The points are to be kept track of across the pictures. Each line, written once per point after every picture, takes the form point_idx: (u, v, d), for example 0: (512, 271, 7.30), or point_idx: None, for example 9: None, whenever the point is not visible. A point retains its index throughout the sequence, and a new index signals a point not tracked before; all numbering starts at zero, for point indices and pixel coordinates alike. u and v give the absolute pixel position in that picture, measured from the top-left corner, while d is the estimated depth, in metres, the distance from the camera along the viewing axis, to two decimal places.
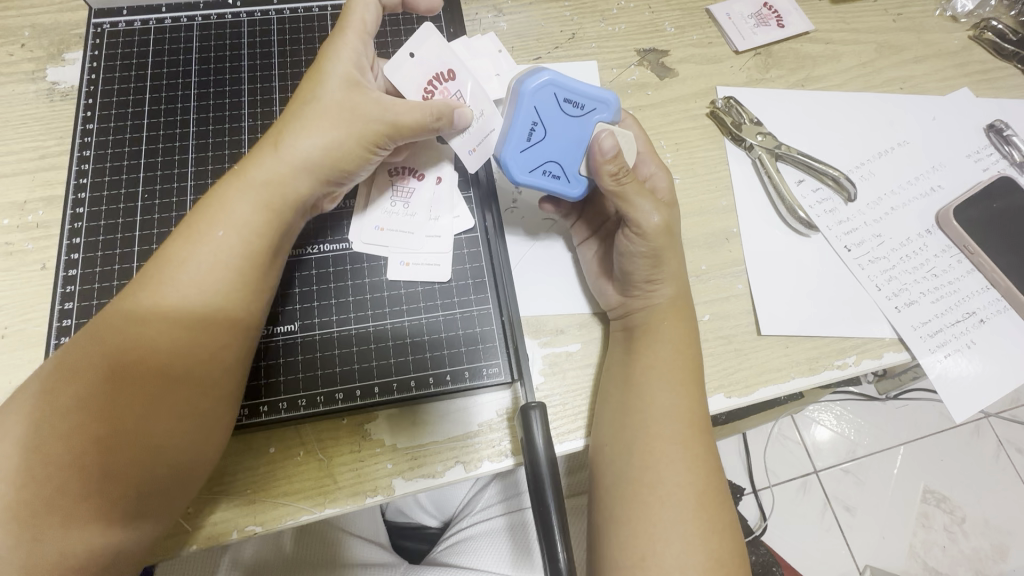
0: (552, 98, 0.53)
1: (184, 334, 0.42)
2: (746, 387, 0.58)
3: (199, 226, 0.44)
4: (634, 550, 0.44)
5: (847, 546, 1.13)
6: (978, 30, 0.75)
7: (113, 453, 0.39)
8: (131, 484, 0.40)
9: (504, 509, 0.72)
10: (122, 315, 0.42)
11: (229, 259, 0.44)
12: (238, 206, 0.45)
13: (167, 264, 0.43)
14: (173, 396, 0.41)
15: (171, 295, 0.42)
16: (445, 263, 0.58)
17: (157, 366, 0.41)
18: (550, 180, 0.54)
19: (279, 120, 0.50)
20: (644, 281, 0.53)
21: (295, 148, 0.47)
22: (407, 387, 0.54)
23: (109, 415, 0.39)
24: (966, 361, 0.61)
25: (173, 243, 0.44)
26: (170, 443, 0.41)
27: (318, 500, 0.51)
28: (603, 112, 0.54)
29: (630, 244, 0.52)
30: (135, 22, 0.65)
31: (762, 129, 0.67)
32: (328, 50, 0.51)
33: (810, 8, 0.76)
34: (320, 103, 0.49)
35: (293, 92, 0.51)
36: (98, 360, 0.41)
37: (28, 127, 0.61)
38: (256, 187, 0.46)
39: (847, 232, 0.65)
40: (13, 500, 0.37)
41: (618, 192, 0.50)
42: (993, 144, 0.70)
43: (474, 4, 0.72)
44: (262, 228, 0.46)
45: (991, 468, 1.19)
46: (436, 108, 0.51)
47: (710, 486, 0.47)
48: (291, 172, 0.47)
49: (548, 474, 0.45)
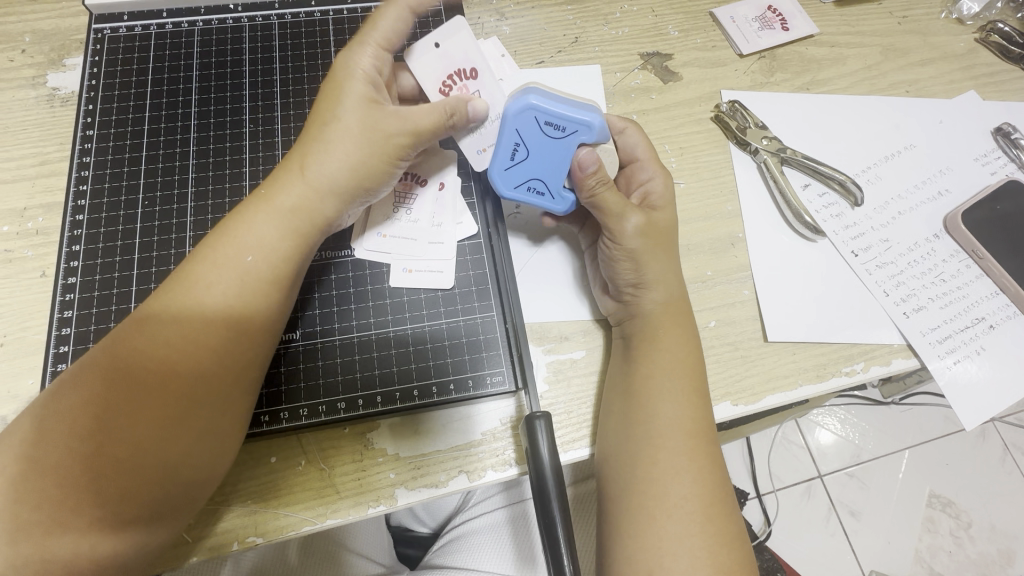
0: (534, 122, 0.52)
1: (209, 355, 0.41)
2: (753, 395, 0.57)
3: (225, 248, 0.44)
4: (640, 562, 0.44)
5: (853, 552, 1.11)
6: (984, 32, 0.75)
7: (133, 475, 0.38)
8: (148, 503, 0.39)
9: (504, 501, 0.71)
10: (142, 333, 0.41)
11: (256, 282, 0.44)
12: (264, 230, 0.45)
13: (191, 283, 0.43)
14: (195, 418, 0.41)
15: (196, 315, 0.42)
16: (448, 269, 0.57)
17: (179, 387, 0.40)
18: (534, 196, 0.55)
19: (301, 139, 0.49)
20: (630, 285, 0.53)
21: (320, 167, 0.47)
22: (410, 396, 0.53)
23: (129, 436, 0.39)
24: (975, 368, 0.60)
25: (197, 262, 0.44)
26: (190, 463, 0.41)
27: (320, 511, 0.50)
28: (585, 134, 0.52)
29: (609, 253, 0.53)
30: (136, 27, 0.65)
31: (767, 133, 0.67)
32: (350, 68, 0.50)
33: (814, 11, 0.75)
34: (344, 121, 0.48)
35: (313, 111, 0.50)
36: (115, 379, 0.40)
37: (29, 133, 0.61)
38: (284, 210, 0.46)
39: (854, 237, 0.64)
40: (26, 518, 0.37)
41: (593, 204, 0.51)
42: (1000, 147, 0.69)
43: (477, 8, 0.71)
44: (287, 248, 0.46)
45: (997, 472, 1.18)
46: (450, 105, 0.50)
47: (716, 497, 0.46)
48: (317, 195, 0.47)
49: (554, 485, 0.44)
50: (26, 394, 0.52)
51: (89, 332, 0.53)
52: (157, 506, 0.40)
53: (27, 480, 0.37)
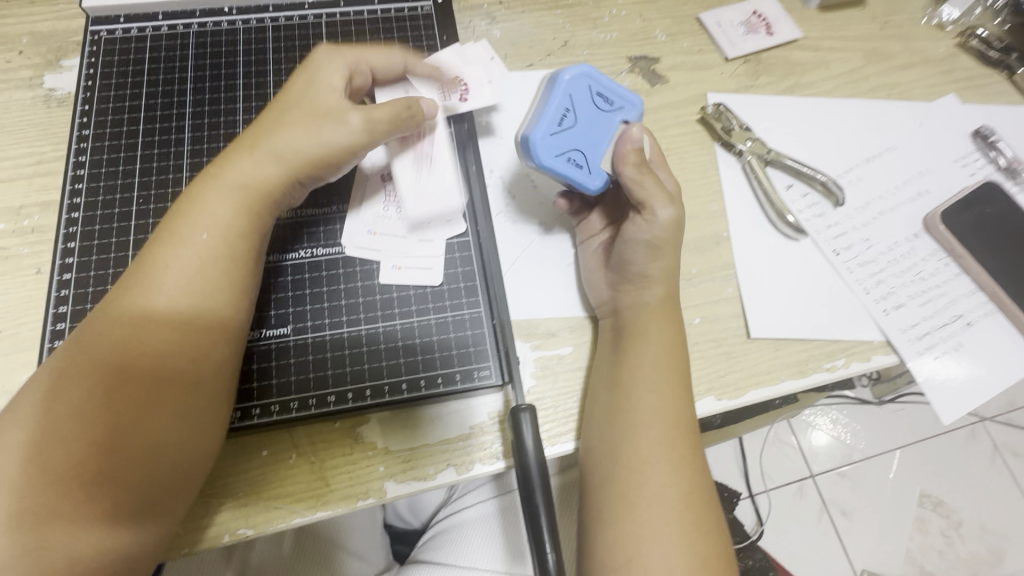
0: (586, 90, 0.55)
1: (170, 328, 0.43)
2: (737, 390, 0.58)
3: (183, 229, 0.46)
4: (623, 550, 0.45)
5: (843, 549, 1.13)
6: (965, 37, 0.77)
7: (106, 452, 0.39)
8: (126, 483, 0.40)
9: (497, 491, 0.71)
10: (107, 320, 0.43)
11: (214, 258, 0.46)
12: (218, 209, 0.47)
13: (151, 267, 0.45)
14: (161, 391, 0.42)
15: (158, 295, 0.44)
16: (437, 266, 0.58)
17: (143, 362, 0.42)
18: (573, 168, 0.54)
19: (256, 125, 0.52)
20: (639, 273, 0.54)
21: (274, 149, 0.49)
22: (398, 390, 0.54)
23: (99, 413, 0.40)
24: (954, 364, 0.61)
25: (156, 248, 0.46)
26: (162, 440, 0.41)
27: (311, 503, 0.51)
28: (629, 111, 0.56)
29: (639, 231, 0.54)
30: (132, 29, 0.66)
31: (751, 135, 0.68)
32: (312, 66, 0.54)
33: (798, 16, 0.77)
34: (296, 106, 0.51)
35: (271, 102, 0.53)
36: (87, 363, 0.41)
37: (25, 132, 0.62)
38: (239, 190, 0.48)
39: (835, 236, 0.65)
40: (17, 508, 0.37)
41: (639, 178, 0.53)
42: (979, 149, 0.71)
43: (468, 11, 0.73)
44: (242, 224, 0.48)
45: (987, 472, 1.19)
46: (408, 105, 0.52)
47: (697, 488, 0.47)
48: (270, 172, 0.49)
49: (537, 476, 0.45)
50: (20, 389, 0.52)
51: None
52: (139, 488, 0.40)
53: (14, 469, 0.38)
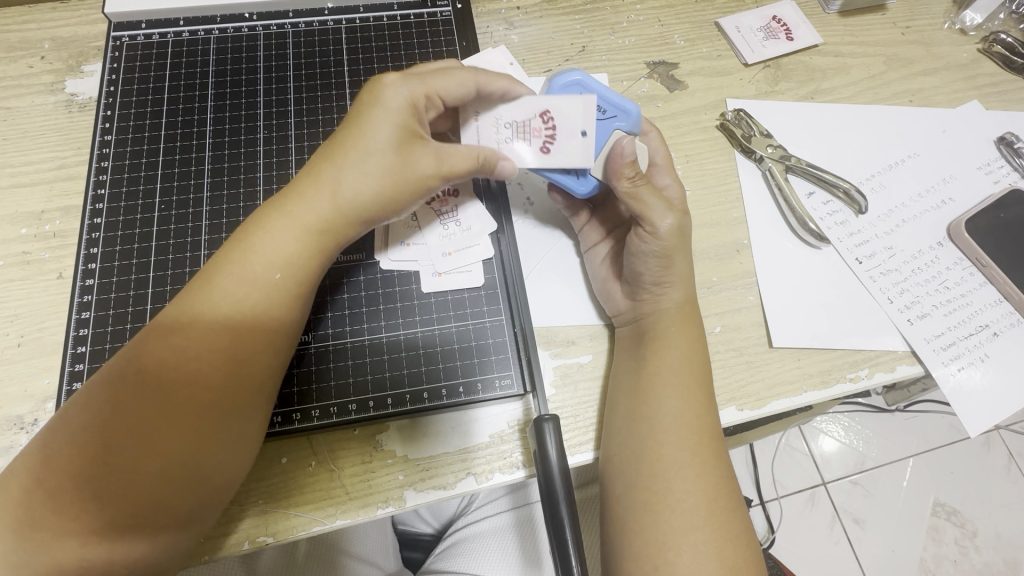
0: (578, 98, 0.55)
1: (235, 367, 0.42)
2: (758, 400, 0.58)
3: (251, 264, 0.44)
4: (646, 562, 0.44)
5: (856, 559, 1.11)
6: (987, 43, 0.76)
7: (167, 484, 0.39)
8: (178, 510, 0.40)
9: (510, 504, 0.71)
10: (168, 345, 0.42)
11: (280, 295, 0.45)
12: (285, 243, 0.45)
13: (219, 301, 0.43)
14: (224, 429, 0.42)
15: (222, 333, 0.42)
16: (477, 266, 0.58)
17: (205, 400, 0.41)
18: (560, 173, 0.55)
19: (325, 152, 0.48)
20: (653, 283, 0.53)
21: (345, 192, 0.46)
22: (419, 399, 0.54)
23: (158, 447, 0.39)
24: (979, 374, 0.60)
25: (221, 275, 0.44)
26: (214, 471, 0.42)
27: (330, 511, 0.50)
28: (623, 121, 0.55)
29: (642, 244, 0.52)
30: (153, 35, 0.66)
31: (772, 141, 0.67)
32: (391, 94, 0.48)
33: (819, 22, 0.76)
34: (379, 150, 0.47)
35: (346, 127, 0.48)
36: (141, 386, 0.41)
37: (46, 137, 0.62)
38: (309, 225, 0.46)
39: (858, 245, 0.64)
40: (68, 528, 0.38)
41: (631, 194, 0.51)
42: (1003, 156, 0.70)
43: (487, 17, 0.72)
44: (311, 265, 0.47)
45: (1003, 481, 1.17)
46: (483, 153, 0.51)
47: (723, 499, 0.46)
48: (340, 211, 0.47)
49: (563, 488, 0.44)
50: (41, 393, 0.52)
51: (106, 334, 0.54)
52: (187, 513, 0.41)
53: (65, 488, 0.38)
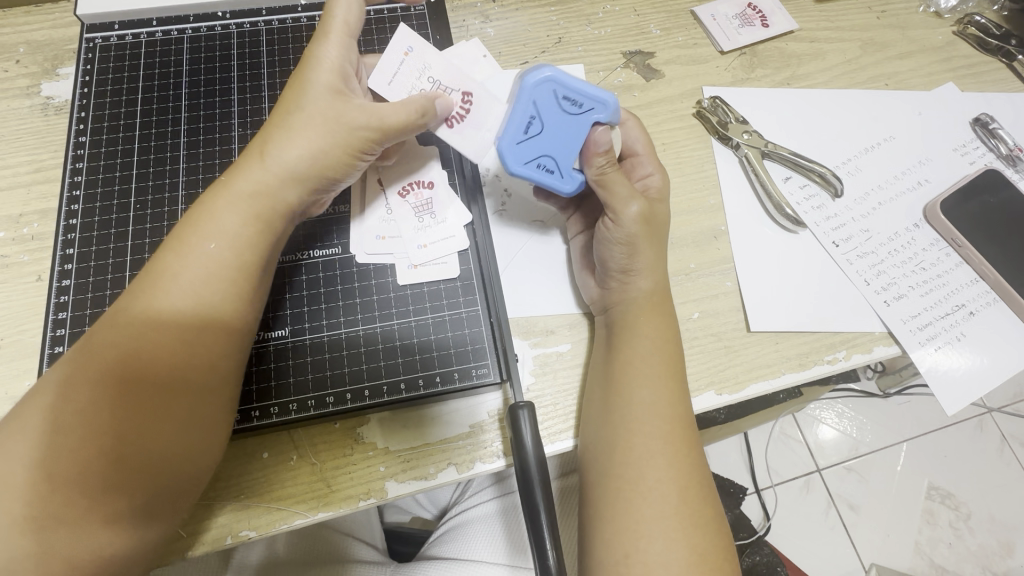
0: (551, 95, 0.52)
1: (180, 343, 0.43)
2: (737, 384, 0.58)
3: (190, 241, 0.45)
4: (618, 547, 0.44)
5: (852, 544, 1.12)
6: (962, 25, 0.76)
7: (123, 465, 0.40)
8: (137, 495, 0.40)
9: (497, 492, 0.72)
10: (117, 326, 0.42)
11: (223, 270, 0.45)
12: (227, 217, 0.46)
13: (161, 280, 0.44)
14: (177, 408, 0.42)
15: (164, 311, 0.43)
16: (452, 258, 0.59)
17: (157, 381, 0.42)
18: (543, 174, 0.53)
19: (262, 131, 0.50)
20: (619, 271, 0.54)
21: (281, 161, 0.48)
22: (396, 390, 0.54)
23: (111, 430, 0.40)
24: (957, 355, 0.61)
25: (164, 255, 0.45)
26: (173, 452, 0.42)
27: (312, 504, 0.51)
28: (600, 112, 0.52)
29: (608, 232, 0.53)
30: (126, 35, 0.66)
31: (748, 127, 0.68)
32: (310, 60, 0.51)
33: (794, 7, 0.76)
34: (308, 118, 0.48)
35: (277, 103, 0.51)
36: (94, 371, 0.41)
37: (23, 140, 0.62)
38: (244, 196, 0.47)
39: (834, 228, 0.65)
40: (23, 515, 0.38)
41: (600, 181, 0.52)
42: (979, 137, 0.70)
43: (462, 10, 0.73)
44: (257, 240, 0.47)
45: (995, 462, 1.18)
46: (419, 105, 0.50)
47: (694, 481, 0.47)
48: (281, 184, 0.48)
49: (537, 472, 0.45)
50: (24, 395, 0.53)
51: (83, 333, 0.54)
52: (149, 496, 0.41)
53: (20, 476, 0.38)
